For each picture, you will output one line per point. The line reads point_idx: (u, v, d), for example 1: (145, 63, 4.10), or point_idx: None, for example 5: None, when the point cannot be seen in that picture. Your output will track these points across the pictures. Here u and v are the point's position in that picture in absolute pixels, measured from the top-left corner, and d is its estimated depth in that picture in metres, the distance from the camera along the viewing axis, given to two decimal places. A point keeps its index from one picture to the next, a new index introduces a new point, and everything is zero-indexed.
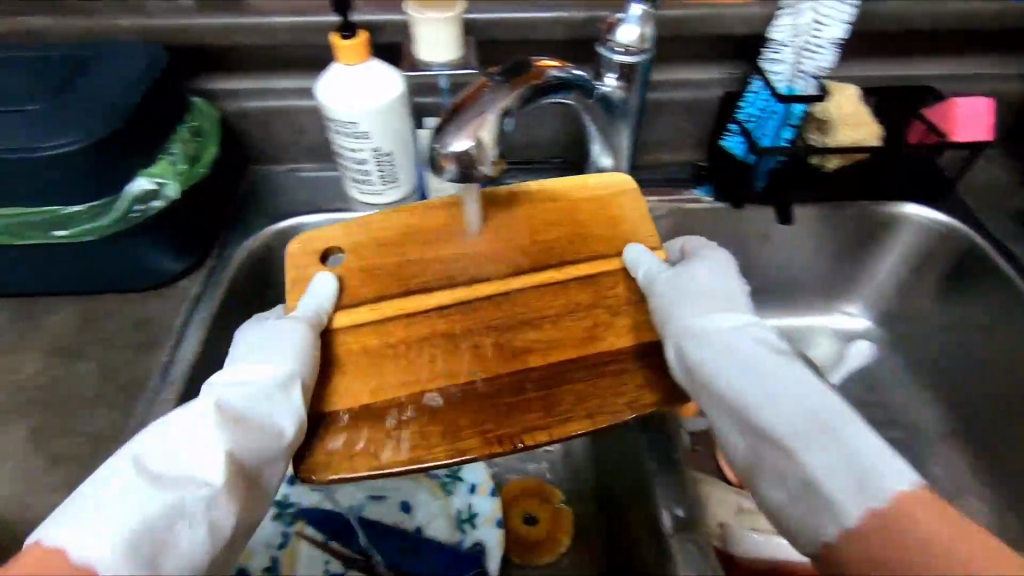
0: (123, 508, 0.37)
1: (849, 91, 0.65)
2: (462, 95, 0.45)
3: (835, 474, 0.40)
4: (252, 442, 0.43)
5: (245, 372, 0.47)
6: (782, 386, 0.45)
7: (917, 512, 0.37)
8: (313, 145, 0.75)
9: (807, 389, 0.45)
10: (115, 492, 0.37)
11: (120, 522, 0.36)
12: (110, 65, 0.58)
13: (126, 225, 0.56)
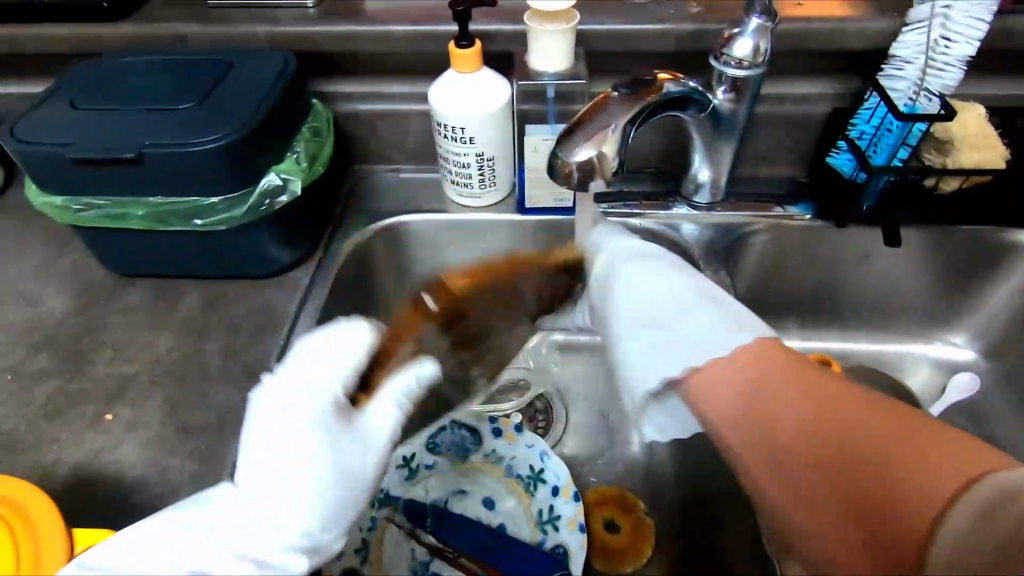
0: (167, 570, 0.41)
1: (977, 111, 0.62)
2: (588, 105, 0.46)
3: (665, 359, 0.48)
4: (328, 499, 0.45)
5: (298, 407, 0.46)
6: (660, 304, 0.53)
7: (755, 376, 0.44)
8: (415, 148, 0.78)
9: (690, 304, 0.51)
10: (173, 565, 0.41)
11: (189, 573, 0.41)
12: (247, 69, 0.63)
13: (254, 217, 0.60)
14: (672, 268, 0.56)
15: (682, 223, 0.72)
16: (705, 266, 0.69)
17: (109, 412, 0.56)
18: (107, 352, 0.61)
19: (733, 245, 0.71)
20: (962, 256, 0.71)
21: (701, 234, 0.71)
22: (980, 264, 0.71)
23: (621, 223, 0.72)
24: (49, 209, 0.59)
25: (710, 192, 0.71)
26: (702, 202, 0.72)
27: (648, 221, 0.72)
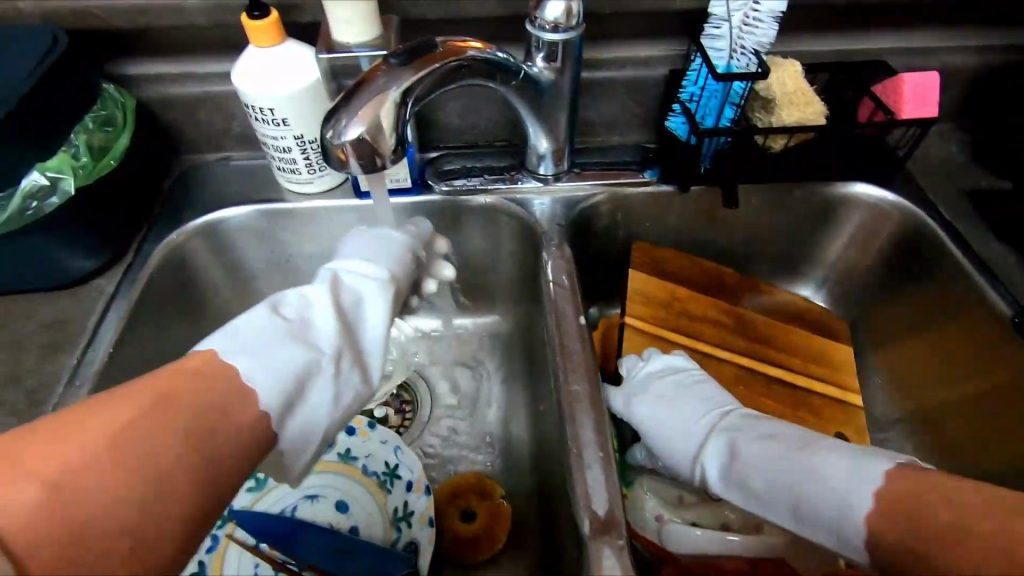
0: (254, 344, 0.45)
1: (794, 68, 0.62)
2: (358, 77, 0.41)
3: (834, 473, 0.45)
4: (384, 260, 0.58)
5: (355, 239, 0.60)
6: (751, 454, 0.51)
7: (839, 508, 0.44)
8: (243, 132, 0.72)
9: (796, 470, 0.47)
10: (255, 335, 0.45)
11: (268, 342, 0.45)
12: (4, 52, 0.54)
13: (19, 223, 0.53)
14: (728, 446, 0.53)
15: (532, 199, 0.69)
16: (551, 241, 0.66)
17: None
18: None
19: (579, 216, 0.69)
20: (801, 212, 0.73)
21: (552, 209, 0.69)
22: (816, 219, 0.73)
23: (469, 200, 0.69)
24: None
25: (554, 162, 0.69)
26: (548, 173, 0.69)
27: (493, 196, 0.69)
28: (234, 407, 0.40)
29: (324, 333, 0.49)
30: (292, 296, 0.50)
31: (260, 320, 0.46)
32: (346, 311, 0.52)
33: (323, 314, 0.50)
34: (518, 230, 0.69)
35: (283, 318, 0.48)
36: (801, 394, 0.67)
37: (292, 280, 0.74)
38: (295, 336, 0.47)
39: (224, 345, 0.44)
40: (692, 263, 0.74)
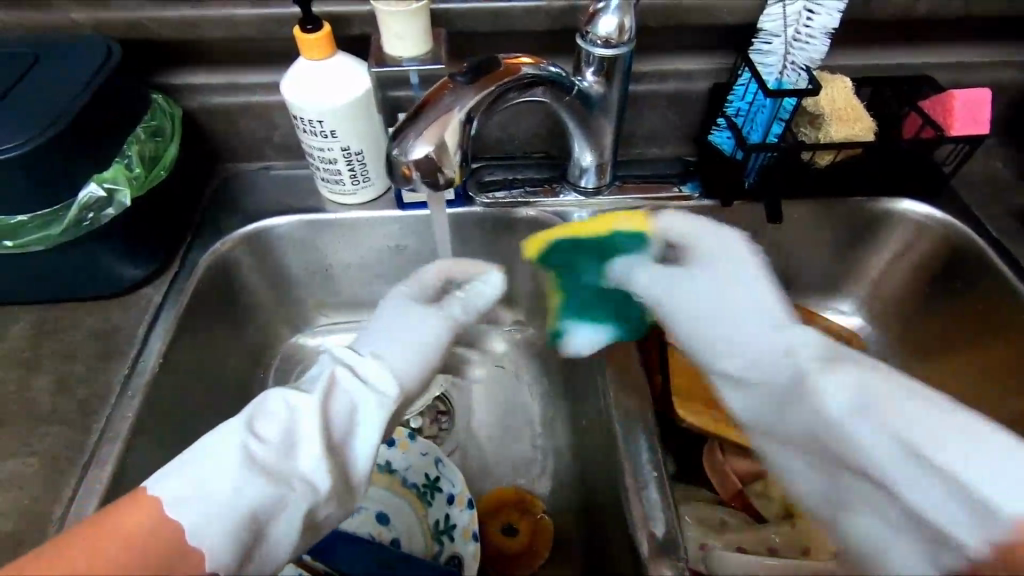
0: (215, 480, 0.40)
1: (843, 83, 0.62)
2: (423, 95, 0.42)
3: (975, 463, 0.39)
4: (399, 356, 0.50)
5: (382, 319, 0.54)
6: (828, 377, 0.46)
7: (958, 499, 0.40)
8: (284, 142, 0.72)
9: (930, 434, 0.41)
10: (216, 464, 0.40)
11: (230, 480, 0.40)
12: (59, 63, 0.55)
13: (76, 234, 0.53)
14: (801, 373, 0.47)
15: (573, 212, 0.69)
16: None
17: None
18: None
19: None
20: (842, 228, 0.72)
21: (592, 222, 0.69)
22: (858, 234, 0.72)
23: (513, 210, 0.69)
24: None
25: (596, 175, 0.69)
26: (589, 186, 0.69)
27: (536, 209, 0.69)
28: (181, 565, 0.37)
29: (308, 463, 0.43)
30: (276, 406, 0.45)
31: (235, 446, 0.41)
32: (336, 431, 0.45)
33: (308, 440, 0.43)
34: None
35: (261, 443, 0.42)
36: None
37: (330, 289, 0.74)
38: (271, 472, 0.42)
39: (190, 475, 0.40)
40: None
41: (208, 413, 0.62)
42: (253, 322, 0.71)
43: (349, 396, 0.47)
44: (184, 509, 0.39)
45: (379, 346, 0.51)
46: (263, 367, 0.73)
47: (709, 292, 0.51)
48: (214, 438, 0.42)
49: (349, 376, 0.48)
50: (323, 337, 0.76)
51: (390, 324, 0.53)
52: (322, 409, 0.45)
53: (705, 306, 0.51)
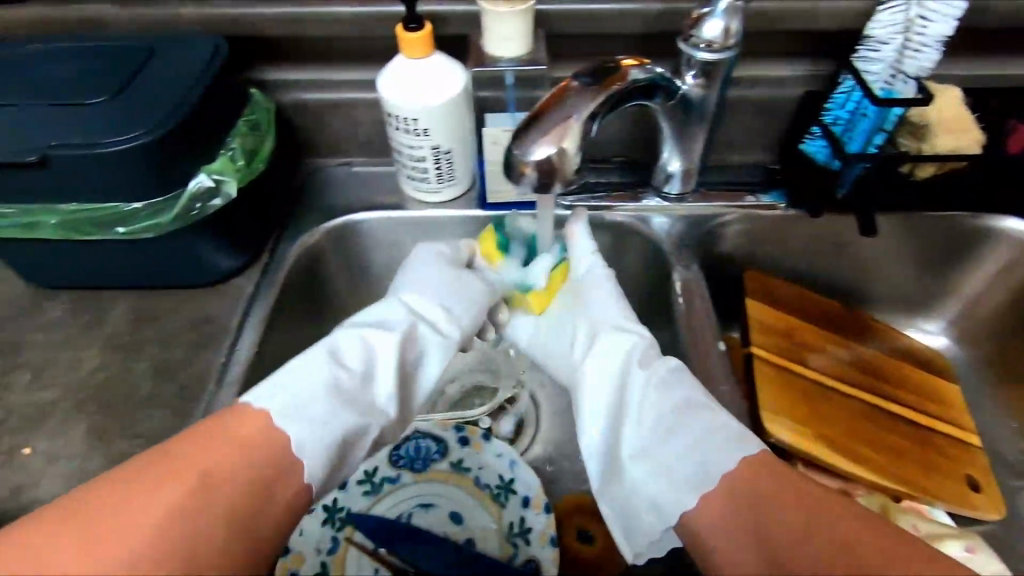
0: (308, 399, 0.50)
1: (953, 94, 0.60)
2: (546, 98, 0.43)
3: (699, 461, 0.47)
4: (452, 308, 0.61)
5: (420, 278, 0.63)
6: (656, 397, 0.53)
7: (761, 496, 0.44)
8: (368, 139, 0.73)
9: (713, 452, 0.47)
10: (306, 387, 0.50)
11: (321, 405, 0.50)
12: (172, 57, 0.56)
13: (184, 223, 0.54)
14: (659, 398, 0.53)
15: (653, 217, 0.68)
16: (677, 261, 0.65)
17: (26, 445, 0.51)
18: (25, 375, 0.55)
19: (705, 235, 0.68)
20: (936, 244, 0.69)
21: (672, 228, 0.68)
22: (953, 250, 0.70)
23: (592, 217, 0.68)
24: None
25: (681, 182, 0.67)
26: (672, 192, 0.68)
27: (617, 213, 0.68)
28: (288, 478, 0.46)
29: (383, 391, 0.55)
30: (353, 342, 0.56)
31: (324, 374, 0.52)
32: (408, 367, 0.58)
33: (384, 371, 0.55)
34: (642, 248, 0.68)
35: (343, 374, 0.53)
36: (930, 437, 0.64)
37: None
38: (353, 394, 0.53)
39: (280, 393, 0.49)
40: (803, 294, 0.71)
41: None
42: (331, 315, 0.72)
43: (411, 343, 0.59)
44: (287, 417, 0.48)
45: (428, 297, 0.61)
46: None
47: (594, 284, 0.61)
48: (298, 367, 0.51)
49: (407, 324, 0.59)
50: None
51: (439, 286, 0.62)
52: (391, 346, 0.56)
53: (595, 291, 0.61)
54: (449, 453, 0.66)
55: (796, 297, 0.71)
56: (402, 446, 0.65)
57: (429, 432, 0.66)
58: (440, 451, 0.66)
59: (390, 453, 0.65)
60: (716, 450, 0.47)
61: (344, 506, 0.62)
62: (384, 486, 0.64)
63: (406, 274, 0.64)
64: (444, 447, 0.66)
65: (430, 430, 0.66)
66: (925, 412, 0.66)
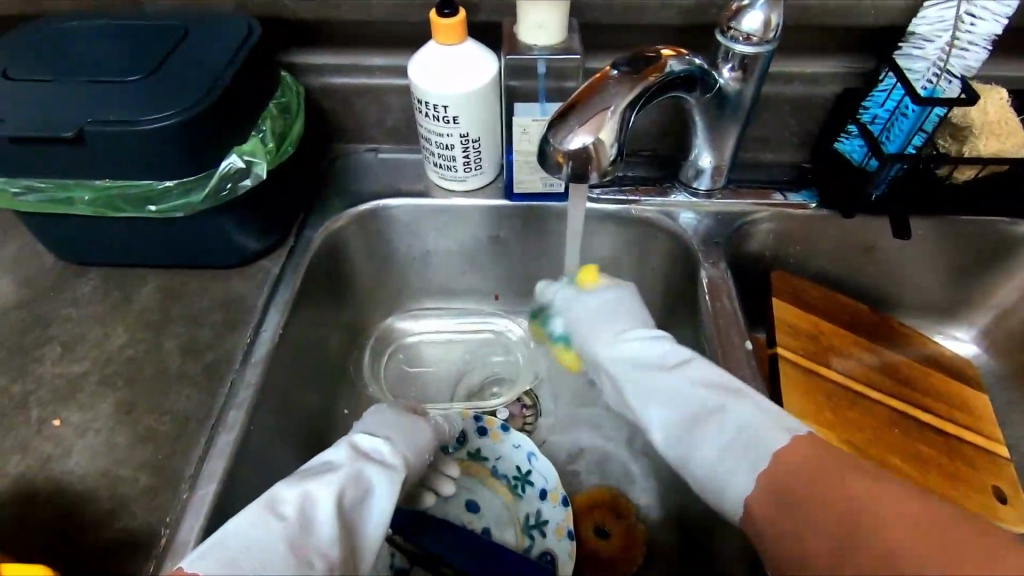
0: (243, 562, 0.38)
1: (999, 96, 0.58)
2: (581, 88, 0.42)
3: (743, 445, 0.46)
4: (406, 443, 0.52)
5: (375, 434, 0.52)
6: (674, 387, 0.53)
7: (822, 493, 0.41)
8: (394, 125, 0.72)
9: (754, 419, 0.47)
10: (239, 544, 0.39)
11: (260, 561, 0.38)
12: (206, 37, 0.56)
13: (215, 203, 0.55)
14: (680, 375, 0.53)
15: (682, 212, 0.67)
16: (705, 258, 0.64)
17: (56, 417, 0.51)
18: (56, 349, 0.56)
19: (734, 234, 0.67)
20: (971, 250, 0.68)
21: (699, 224, 0.67)
22: (988, 257, 0.68)
23: (616, 211, 0.67)
24: None
25: (710, 178, 0.67)
26: (701, 188, 0.68)
27: (643, 208, 0.67)
28: None
29: (325, 536, 0.41)
30: (289, 492, 0.43)
31: (260, 526, 0.40)
32: (352, 512, 0.44)
33: (327, 509, 0.42)
34: (669, 245, 0.67)
35: (279, 517, 0.41)
36: (957, 446, 0.63)
37: (426, 274, 0.75)
38: (290, 548, 0.39)
39: (219, 551, 0.38)
40: (828, 296, 0.70)
41: (312, 388, 0.64)
42: (353, 301, 0.73)
43: (362, 476, 0.46)
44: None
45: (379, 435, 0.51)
46: (359, 347, 0.74)
47: (602, 305, 0.62)
48: (228, 529, 0.40)
49: (355, 454, 0.48)
50: (416, 321, 0.77)
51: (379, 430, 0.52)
52: (343, 478, 0.45)
53: (597, 320, 0.61)
54: (467, 443, 0.65)
55: (822, 298, 0.69)
56: None
57: None
58: (458, 440, 0.65)
59: None
60: (762, 429, 0.46)
61: None
62: None
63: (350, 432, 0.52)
64: (462, 437, 0.65)
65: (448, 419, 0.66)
66: (951, 420, 0.65)
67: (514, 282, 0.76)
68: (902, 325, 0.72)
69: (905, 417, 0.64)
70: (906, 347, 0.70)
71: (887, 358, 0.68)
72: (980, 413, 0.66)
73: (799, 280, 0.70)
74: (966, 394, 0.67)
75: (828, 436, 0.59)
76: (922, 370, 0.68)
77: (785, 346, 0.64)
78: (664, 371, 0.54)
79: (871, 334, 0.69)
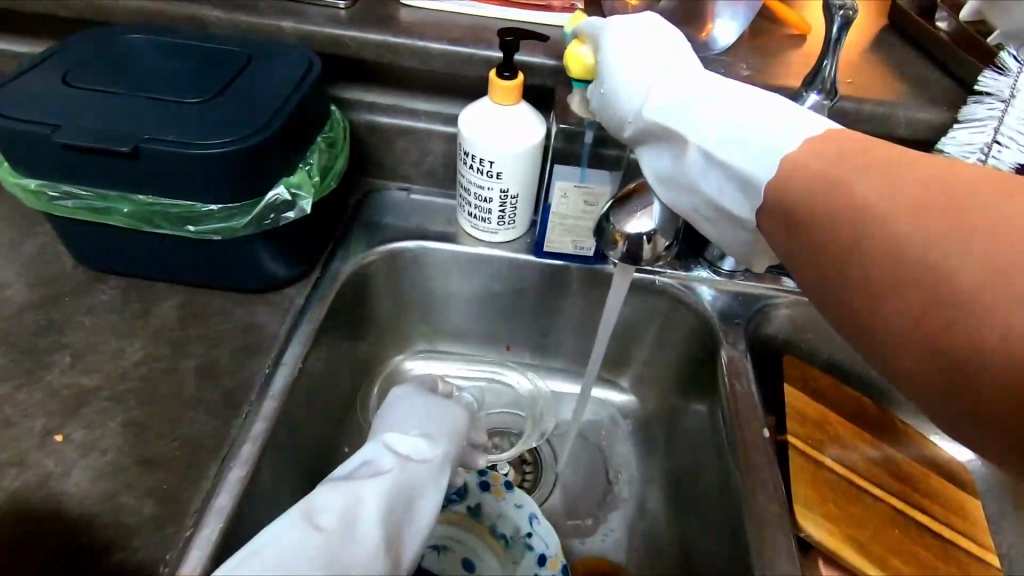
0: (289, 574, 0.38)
1: None
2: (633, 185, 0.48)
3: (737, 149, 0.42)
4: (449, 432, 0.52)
5: (411, 421, 0.52)
6: (662, 81, 0.46)
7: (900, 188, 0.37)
8: (430, 168, 0.73)
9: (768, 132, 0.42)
10: (280, 555, 0.39)
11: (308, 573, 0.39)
12: (267, 66, 0.57)
13: (255, 230, 0.55)
14: (679, 68, 0.47)
15: (700, 287, 0.69)
16: (725, 336, 0.65)
17: (60, 432, 0.49)
18: (66, 358, 0.54)
19: (752, 316, 0.68)
20: None
21: (720, 302, 0.68)
22: None
23: (642, 280, 0.69)
24: (21, 191, 0.52)
25: (736, 261, 0.69)
26: (726, 269, 0.69)
27: (668, 278, 0.69)
28: None
29: (369, 541, 0.42)
30: (330, 499, 0.43)
31: (300, 538, 0.40)
32: (396, 519, 0.45)
33: (370, 520, 0.43)
34: (692, 320, 0.68)
35: (320, 526, 0.41)
36: (950, 552, 0.63)
37: (443, 318, 0.75)
38: (335, 554, 0.40)
39: (266, 559, 0.39)
40: (834, 385, 0.72)
41: (321, 423, 0.62)
42: (367, 337, 0.72)
43: (406, 475, 0.47)
44: None
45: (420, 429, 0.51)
46: (367, 383, 0.73)
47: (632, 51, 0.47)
48: (266, 539, 0.40)
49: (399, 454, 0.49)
50: (425, 364, 0.77)
51: (411, 420, 0.51)
52: (386, 480, 0.46)
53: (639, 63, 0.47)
54: (468, 497, 0.65)
55: (829, 387, 0.71)
56: None
57: None
58: (458, 493, 0.65)
59: None
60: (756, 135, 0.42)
61: None
62: None
63: (384, 414, 0.53)
64: (463, 489, 0.65)
65: None
66: (948, 523, 0.65)
67: (528, 335, 0.76)
68: (904, 423, 0.73)
69: (904, 516, 0.64)
70: (904, 444, 0.71)
71: (887, 453, 0.69)
72: (976, 519, 0.66)
73: (807, 366, 0.71)
74: (963, 499, 0.68)
75: (829, 529, 0.59)
76: (921, 469, 0.70)
77: (792, 432, 0.65)
78: (664, 59, 0.47)
79: (873, 427, 0.71)
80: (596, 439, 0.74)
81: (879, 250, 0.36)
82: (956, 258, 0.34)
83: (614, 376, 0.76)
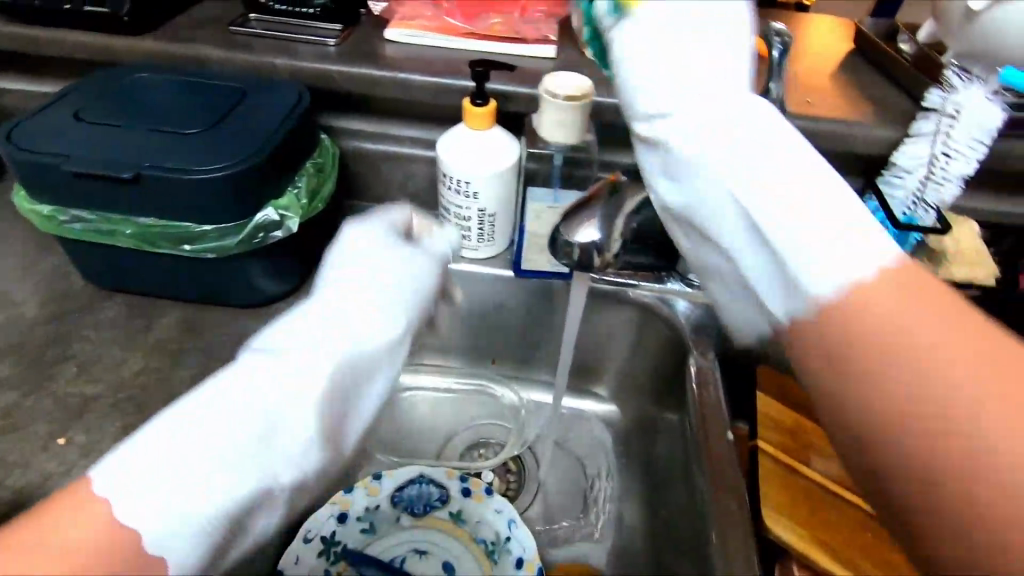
0: (197, 473, 0.31)
1: (969, 228, 0.63)
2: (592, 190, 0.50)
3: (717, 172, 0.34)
4: (414, 279, 0.44)
5: (363, 271, 0.42)
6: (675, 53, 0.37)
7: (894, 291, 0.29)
8: (416, 190, 0.77)
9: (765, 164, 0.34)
10: (186, 452, 0.32)
11: (219, 474, 0.32)
12: (261, 99, 0.63)
13: (246, 249, 0.59)
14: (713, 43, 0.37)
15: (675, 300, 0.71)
16: (695, 346, 0.68)
17: (62, 435, 0.53)
18: (71, 368, 0.59)
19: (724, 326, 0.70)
20: None
21: (692, 314, 0.71)
22: None
23: (616, 293, 0.72)
24: (35, 215, 0.57)
25: None
26: (700, 280, 0.69)
27: (642, 292, 0.70)
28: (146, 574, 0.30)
29: (305, 438, 0.34)
30: (256, 379, 0.35)
31: (217, 430, 0.32)
32: (350, 390, 0.37)
33: (306, 403, 0.34)
34: (665, 330, 0.71)
35: (236, 421, 0.33)
36: None
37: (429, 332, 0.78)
38: (258, 450, 0.33)
39: (162, 464, 0.31)
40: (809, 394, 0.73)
41: None
42: None
43: (373, 327, 0.39)
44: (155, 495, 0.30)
45: (388, 276, 0.42)
46: None
47: None
48: (159, 426, 0.32)
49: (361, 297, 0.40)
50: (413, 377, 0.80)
51: (384, 275, 0.42)
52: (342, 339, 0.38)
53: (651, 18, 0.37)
54: (450, 502, 0.67)
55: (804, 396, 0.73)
56: (405, 490, 0.67)
57: (433, 479, 0.68)
58: (440, 498, 0.67)
59: (392, 493, 0.67)
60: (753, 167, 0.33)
61: (340, 541, 0.64)
62: (383, 526, 0.66)
63: (333, 254, 0.45)
64: (445, 495, 0.67)
65: (434, 476, 0.68)
66: None
67: (511, 348, 0.79)
68: None
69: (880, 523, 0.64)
70: None
71: None
72: None
73: (781, 377, 0.74)
74: None
75: (800, 533, 0.60)
76: None
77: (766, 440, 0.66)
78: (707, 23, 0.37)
79: None
80: (578, 448, 0.76)
81: (888, 380, 0.28)
82: (970, 381, 0.27)
83: (594, 387, 0.79)
